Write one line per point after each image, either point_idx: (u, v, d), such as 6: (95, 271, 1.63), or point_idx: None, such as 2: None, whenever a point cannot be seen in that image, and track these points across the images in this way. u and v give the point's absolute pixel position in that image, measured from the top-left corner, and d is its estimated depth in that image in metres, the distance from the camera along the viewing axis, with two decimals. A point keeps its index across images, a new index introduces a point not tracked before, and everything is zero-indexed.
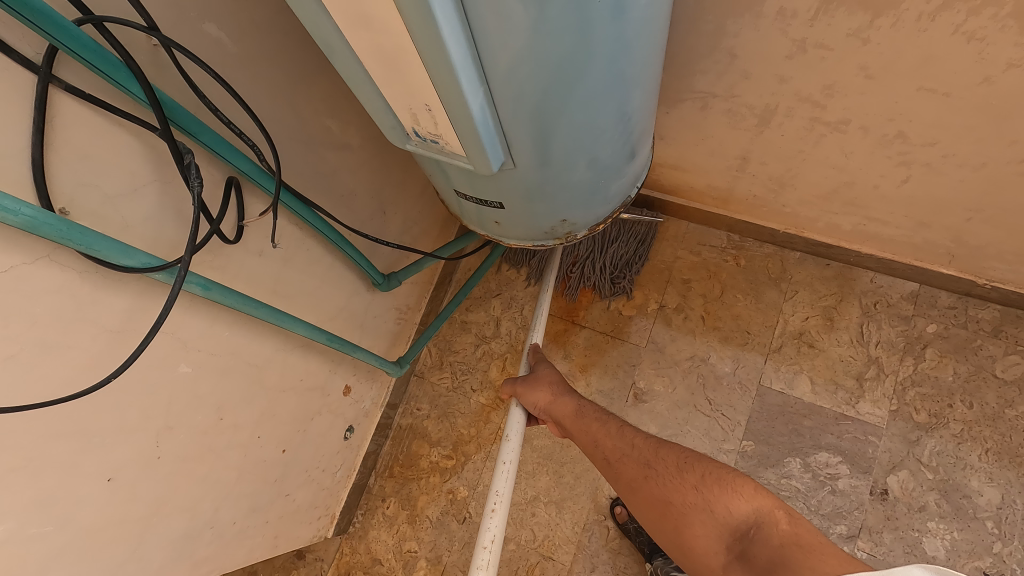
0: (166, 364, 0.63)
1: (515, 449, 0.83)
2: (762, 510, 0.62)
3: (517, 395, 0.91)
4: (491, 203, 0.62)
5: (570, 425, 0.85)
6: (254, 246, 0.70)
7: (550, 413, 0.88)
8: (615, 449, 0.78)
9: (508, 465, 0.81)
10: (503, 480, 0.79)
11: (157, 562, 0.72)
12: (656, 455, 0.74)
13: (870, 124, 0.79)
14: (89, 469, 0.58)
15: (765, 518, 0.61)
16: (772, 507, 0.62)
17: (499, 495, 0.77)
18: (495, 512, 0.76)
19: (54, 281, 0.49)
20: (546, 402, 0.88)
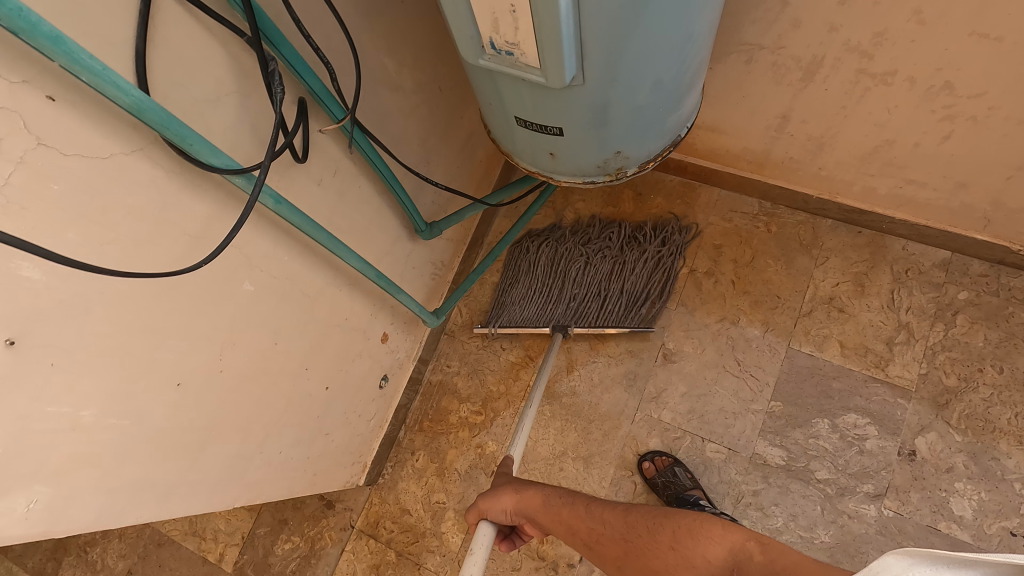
0: (232, 280, 0.66)
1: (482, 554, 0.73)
2: (735, 546, 0.62)
3: (481, 514, 0.82)
4: (551, 129, 0.64)
5: (543, 520, 0.79)
6: (315, 173, 0.72)
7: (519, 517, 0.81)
8: (590, 531, 0.75)
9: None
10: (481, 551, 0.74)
11: (213, 478, 0.75)
12: (628, 526, 0.72)
13: (918, 75, 0.80)
14: (163, 372, 0.61)
15: (741, 557, 0.61)
16: (743, 540, 0.62)
17: None
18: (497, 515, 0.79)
19: (146, 176, 0.51)
20: (510, 507, 0.81)
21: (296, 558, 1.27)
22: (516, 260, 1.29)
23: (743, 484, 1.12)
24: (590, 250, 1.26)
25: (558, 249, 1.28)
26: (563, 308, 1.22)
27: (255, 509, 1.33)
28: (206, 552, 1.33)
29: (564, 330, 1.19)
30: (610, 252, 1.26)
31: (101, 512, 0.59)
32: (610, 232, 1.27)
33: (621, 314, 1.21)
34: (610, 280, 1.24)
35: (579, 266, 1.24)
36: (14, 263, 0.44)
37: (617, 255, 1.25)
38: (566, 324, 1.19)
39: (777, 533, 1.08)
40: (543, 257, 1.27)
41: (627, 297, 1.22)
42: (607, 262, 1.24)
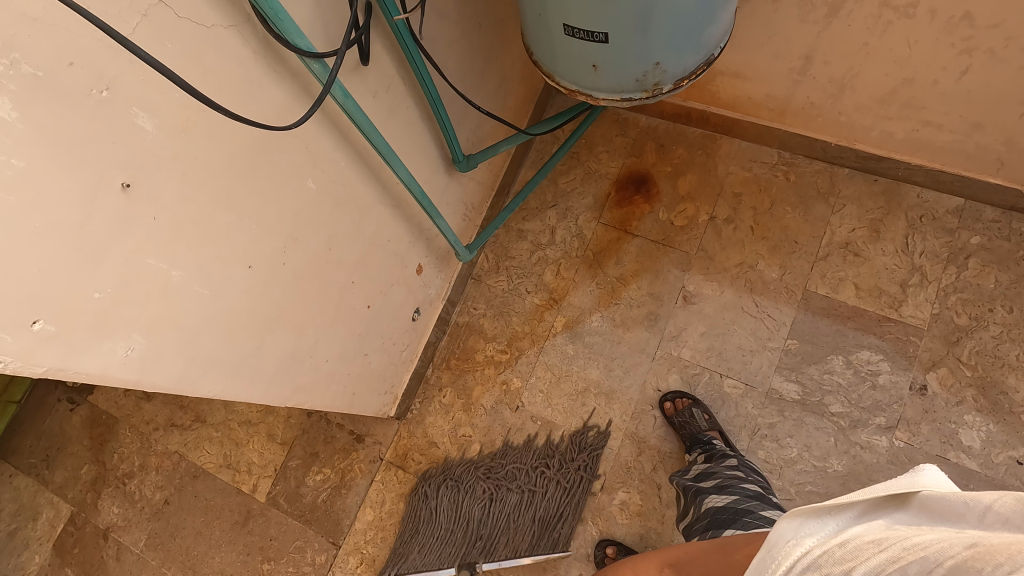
0: (298, 174, 0.71)
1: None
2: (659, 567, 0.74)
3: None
4: (597, 37, 0.69)
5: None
6: (372, 84, 0.77)
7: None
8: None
9: None
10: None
11: (270, 371, 0.81)
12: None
13: (938, 6, 0.84)
14: (237, 251, 0.66)
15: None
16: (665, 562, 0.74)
17: None
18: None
19: (239, 52, 0.56)
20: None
21: (327, 488, 1.33)
22: (416, 506, 1.25)
23: (760, 417, 1.16)
24: (493, 504, 1.23)
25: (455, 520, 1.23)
26: (469, 550, 1.20)
27: (288, 443, 1.39)
28: (240, 484, 1.38)
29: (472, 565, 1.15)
30: (517, 503, 1.22)
31: (180, 376, 0.65)
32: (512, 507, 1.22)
33: (533, 542, 1.19)
34: (521, 510, 1.22)
35: (484, 506, 1.23)
36: (134, 111, 0.49)
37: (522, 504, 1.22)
38: (473, 562, 1.16)
39: (792, 463, 1.12)
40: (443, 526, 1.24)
41: (538, 527, 1.19)
42: (515, 502, 1.22)
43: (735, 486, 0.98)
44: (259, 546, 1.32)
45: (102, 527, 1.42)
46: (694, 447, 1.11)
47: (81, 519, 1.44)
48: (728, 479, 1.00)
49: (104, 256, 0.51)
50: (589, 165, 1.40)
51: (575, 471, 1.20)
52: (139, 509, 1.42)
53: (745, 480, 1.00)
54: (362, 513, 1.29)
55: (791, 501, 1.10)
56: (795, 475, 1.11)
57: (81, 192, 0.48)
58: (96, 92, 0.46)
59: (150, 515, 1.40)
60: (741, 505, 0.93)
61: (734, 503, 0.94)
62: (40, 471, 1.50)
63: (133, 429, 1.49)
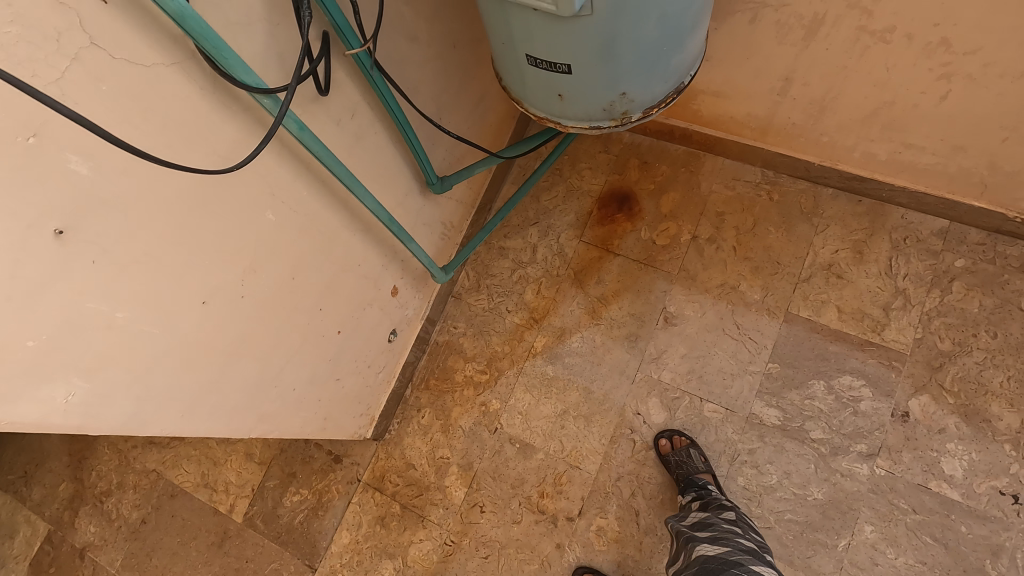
0: (256, 205, 0.69)
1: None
2: None
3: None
4: (561, 66, 0.67)
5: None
6: (334, 112, 0.76)
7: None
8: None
9: None
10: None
11: (232, 403, 0.79)
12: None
13: (916, 31, 0.82)
14: (190, 287, 0.64)
15: None
16: None
17: None
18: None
19: (183, 90, 0.55)
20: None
21: (304, 509, 1.31)
22: None
23: (740, 443, 1.15)
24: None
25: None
26: None
27: (265, 462, 1.37)
28: (217, 504, 1.37)
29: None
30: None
31: (130, 416, 0.63)
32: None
33: None
34: None
35: None
36: (66, 156, 0.48)
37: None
38: None
39: (771, 490, 1.11)
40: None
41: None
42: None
43: (729, 540, 0.95)
44: (235, 568, 1.31)
45: (79, 546, 1.41)
46: (687, 488, 1.08)
47: (58, 537, 1.42)
48: (724, 533, 0.96)
49: (37, 302, 0.50)
50: (571, 182, 1.38)
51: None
52: (116, 529, 1.40)
53: (741, 536, 0.96)
54: (339, 535, 1.27)
55: (771, 529, 1.09)
56: (775, 503, 1.10)
57: (9, 241, 0.46)
58: (22, 139, 0.44)
59: (127, 535, 1.39)
60: (731, 557, 0.90)
61: (728, 556, 0.90)
62: (18, 488, 1.49)
63: (111, 447, 1.47)
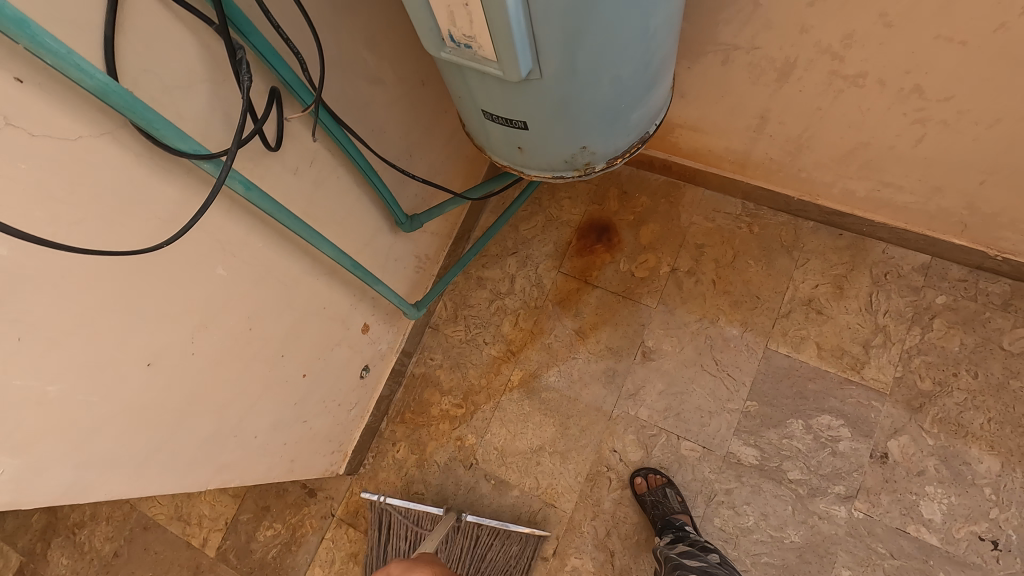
0: (204, 263, 0.68)
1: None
2: None
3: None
4: (516, 122, 0.65)
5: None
6: (290, 162, 0.74)
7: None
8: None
9: None
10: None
11: (186, 458, 0.77)
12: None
13: (888, 77, 0.81)
14: (132, 350, 0.63)
15: None
16: None
17: None
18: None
19: (116, 159, 0.53)
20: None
21: (277, 544, 1.29)
22: None
23: (717, 483, 1.13)
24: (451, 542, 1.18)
25: (406, 518, 1.22)
26: None
27: (239, 495, 1.35)
28: (190, 537, 1.35)
29: (459, 513, 1.19)
30: (475, 562, 1.17)
31: (70, 485, 0.62)
32: (488, 541, 1.17)
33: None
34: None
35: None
36: None
37: (484, 565, 1.16)
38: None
39: (747, 532, 1.09)
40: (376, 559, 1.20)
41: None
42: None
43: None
44: None
45: None
46: (665, 529, 1.06)
47: (31, 569, 1.41)
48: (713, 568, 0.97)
49: None
50: (550, 211, 1.37)
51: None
52: (88, 561, 1.38)
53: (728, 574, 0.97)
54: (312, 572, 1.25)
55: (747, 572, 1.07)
56: (751, 545, 1.08)
57: None
58: None
59: (100, 568, 1.37)
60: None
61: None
62: None
63: None
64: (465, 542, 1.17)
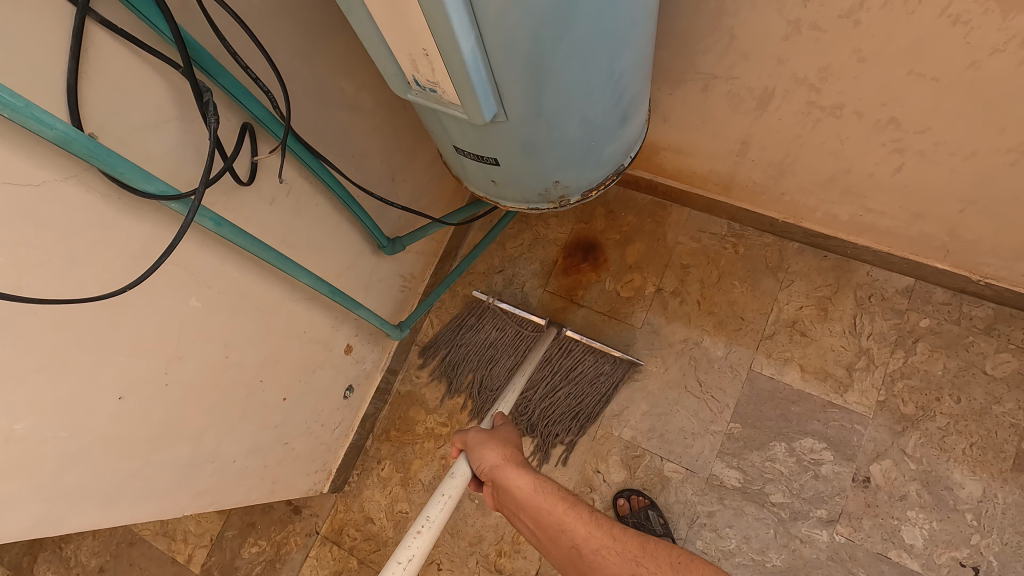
0: (177, 295, 0.68)
1: (458, 485, 0.81)
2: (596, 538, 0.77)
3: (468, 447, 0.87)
4: (488, 159, 0.66)
5: (531, 500, 0.81)
6: (266, 193, 0.75)
7: (498, 476, 0.84)
8: (587, 536, 0.77)
9: (446, 498, 0.77)
10: (437, 509, 0.75)
11: (160, 486, 0.77)
12: (641, 551, 0.74)
13: (864, 109, 0.81)
14: (103, 385, 0.63)
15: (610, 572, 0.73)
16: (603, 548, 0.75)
17: (429, 520, 0.73)
18: (422, 532, 0.70)
19: (83, 200, 0.54)
20: (500, 457, 0.84)
21: (262, 561, 1.29)
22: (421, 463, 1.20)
23: (699, 505, 1.13)
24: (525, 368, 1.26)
25: (510, 319, 1.28)
26: None
27: (224, 512, 1.35)
28: (176, 553, 1.35)
29: (558, 327, 1.24)
30: (561, 374, 1.23)
31: (38, 519, 0.62)
32: (583, 353, 1.22)
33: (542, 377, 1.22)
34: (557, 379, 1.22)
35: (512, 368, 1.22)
36: None
37: (569, 378, 1.22)
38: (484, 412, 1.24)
39: (729, 555, 1.09)
40: (448, 349, 1.31)
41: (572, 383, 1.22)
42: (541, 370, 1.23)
43: None
44: None
45: None
46: None
47: None
48: None
49: None
50: (537, 229, 1.37)
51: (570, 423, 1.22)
52: None
53: None
54: None
55: None
56: (733, 568, 1.08)
57: None
58: None
59: None
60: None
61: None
62: None
63: None
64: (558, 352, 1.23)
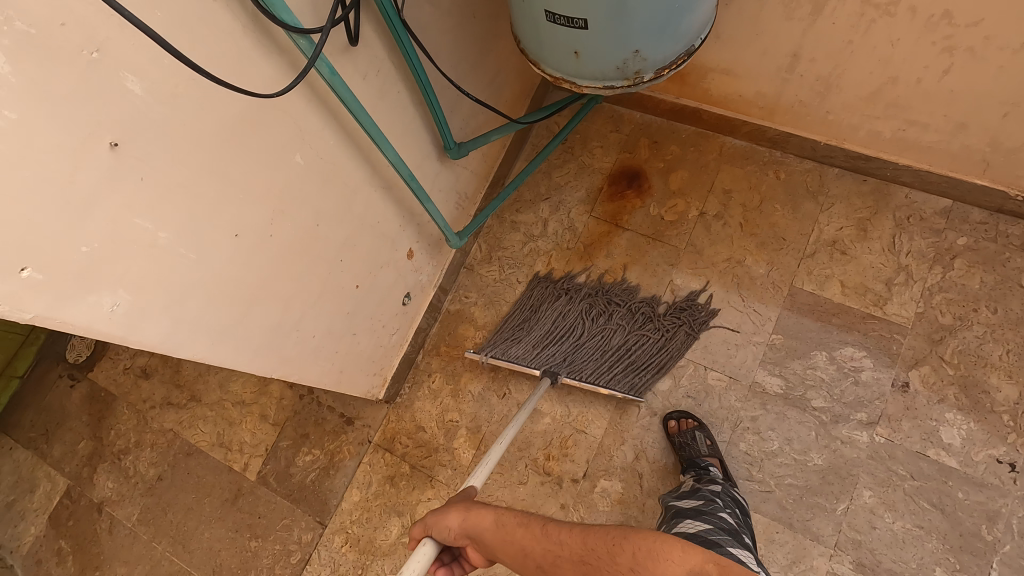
0: (286, 148, 0.74)
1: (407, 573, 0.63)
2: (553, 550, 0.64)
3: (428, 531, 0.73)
4: (577, 22, 0.71)
5: (490, 540, 0.68)
6: (361, 67, 0.80)
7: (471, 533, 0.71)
8: (547, 553, 0.64)
9: None
10: None
11: (256, 341, 0.83)
12: (587, 546, 0.62)
13: (918, 4, 0.87)
14: (223, 218, 0.69)
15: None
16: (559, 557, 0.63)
17: None
18: None
19: (229, 26, 0.60)
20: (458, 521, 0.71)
21: (316, 468, 1.35)
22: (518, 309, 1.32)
23: (742, 410, 1.17)
24: (605, 312, 1.27)
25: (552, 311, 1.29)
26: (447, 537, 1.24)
27: (279, 424, 1.41)
28: (231, 462, 1.41)
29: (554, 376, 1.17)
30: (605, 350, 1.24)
31: (166, 337, 0.68)
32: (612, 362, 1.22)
33: (591, 365, 1.21)
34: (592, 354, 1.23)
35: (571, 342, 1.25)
36: (122, 74, 0.52)
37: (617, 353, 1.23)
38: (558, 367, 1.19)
39: (772, 456, 1.13)
40: (533, 295, 1.33)
41: (607, 364, 1.22)
42: (593, 340, 1.25)
43: (711, 516, 0.92)
44: (247, 523, 1.35)
45: (96, 501, 1.46)
46: (688, 468, 1.10)
47: (77, 492, 1.48)
48: (707, 506, 0.95)
49: (90, 209, 0.54)
50: (582, 159, 1.42)
51: (680, 319, 1.25)
52: (133, 485, 1.45)
53: (725, 513, 0.95)
54: (349, 494, 1.31)
55: (771, 493, 1.11)
56: (775, 468, 1.12)
57: (70, 146, 0.51)
58: (86, 52, 0.49)
59: (144, 491, 1.44)
60: (711, 537, 0.87)
61: (706, 532, 0.88)
62: (39, 445, 1.54)
63: (131, 407, 1.52)
64: (593, 342, 1.24)
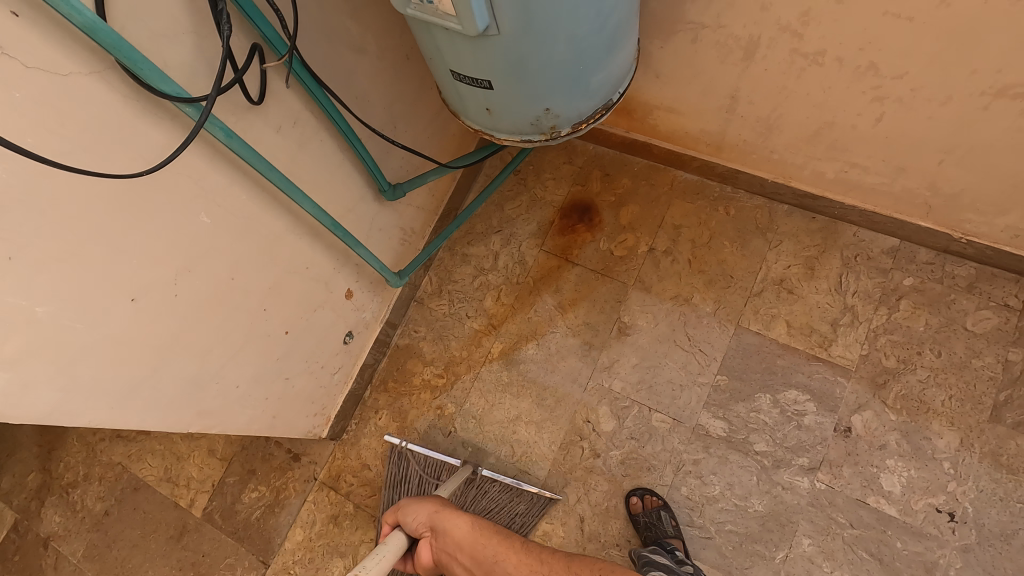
0: (188, 208, 0.72)
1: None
2: None
3: None
4: (482, 82, 0.70)
5: None
6: (273, 120, 0.79)
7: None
8: None
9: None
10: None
11: (167, 397, 0.81)
12: None
13: (844, 55, 0.85)
14: (116, 284, 0.67)
15: None
16: None
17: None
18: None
19: (105, 96, 0.58)
20: None
21: (261, 506, 1.33)
22: None
23: (685, 453, 1.16)
24: None
25: None
26: None
27: (226, 459, 1.40)
28: (178, 497, 1.39)
29: None
30: None
31: (56, 406, 0.66)
32: None
33: None
34: None
35: None
36: None
37: None
38: None
39: (713, 501, 1.12)
40: None
41: None
42: None
43: None
44: (191, 562, 1.33)
45: (43, 536, 1.44)
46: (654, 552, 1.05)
47: (24, 527, 1.45)
48: None
49: None
50: (535, 191, 1.41)
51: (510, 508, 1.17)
52: (80, 519, 1.43)
53: None
54: (293, 533, 1.30)
55: (711, 539, 1.10)
56: (715, 514, 1.11)
57: None
58: None
59: (91, 526, 1.42)
60: None
61: None
62: None
63: (81, 439, 1.50)
64: None
